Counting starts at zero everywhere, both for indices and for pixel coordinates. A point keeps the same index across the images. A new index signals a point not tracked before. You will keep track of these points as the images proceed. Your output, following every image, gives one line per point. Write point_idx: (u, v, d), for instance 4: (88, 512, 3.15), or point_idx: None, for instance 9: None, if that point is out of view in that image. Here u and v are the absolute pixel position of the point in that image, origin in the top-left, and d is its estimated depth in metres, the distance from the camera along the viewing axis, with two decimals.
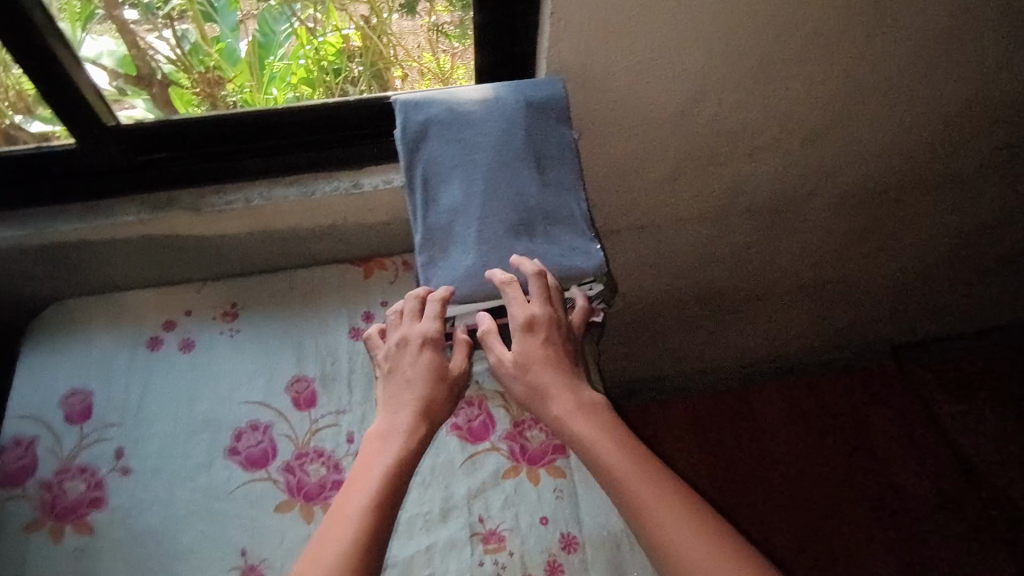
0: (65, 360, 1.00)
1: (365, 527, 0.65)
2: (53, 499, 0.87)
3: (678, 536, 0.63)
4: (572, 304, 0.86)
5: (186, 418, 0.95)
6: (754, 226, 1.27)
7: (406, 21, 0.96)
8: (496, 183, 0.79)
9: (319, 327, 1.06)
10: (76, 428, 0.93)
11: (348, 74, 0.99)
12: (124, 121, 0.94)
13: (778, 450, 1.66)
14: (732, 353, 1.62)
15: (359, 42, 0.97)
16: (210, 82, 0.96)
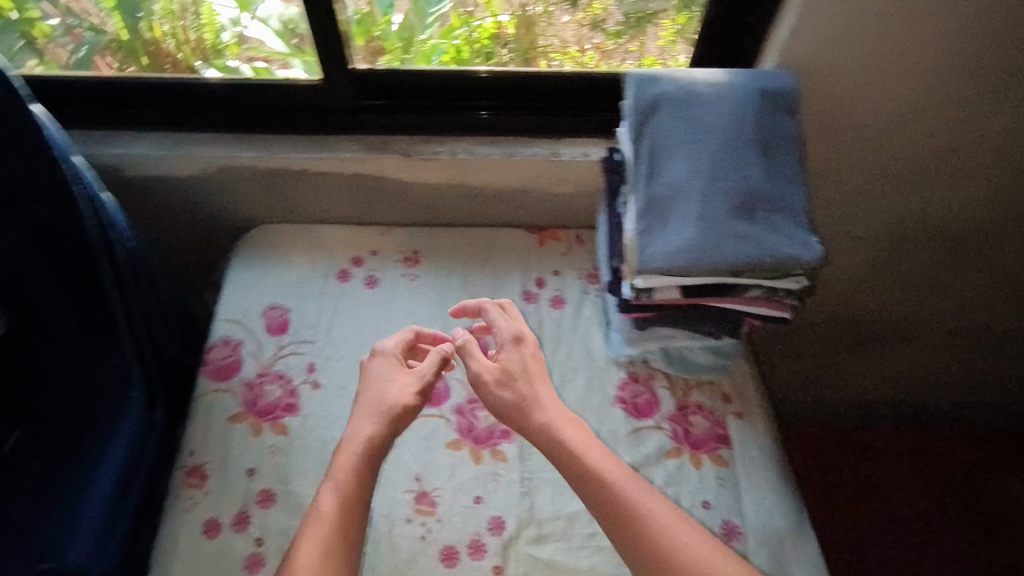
0: (267, 276, 1.08)
1: (344, 516, 0.75)
2: (254, 398, 0.95)
3: (652, 535, 0.73)
4: (771, 300, 0.85)
5: (370, 348, 1.01)
6: (948, 261, 1.16)
7: (565, 14, 0.98)
8: (721, 166, 0.79)
9: (493, 284, 1.09)
10: (275, 339, 1.01)
11: (498, 59, 1.00)
12: (362, 66, 0.97)
13: (894, 493, 1.49)
14: (870, 387, 1.48)
15: (512, 30, 0.99)
16: (370, 52, 0.98)
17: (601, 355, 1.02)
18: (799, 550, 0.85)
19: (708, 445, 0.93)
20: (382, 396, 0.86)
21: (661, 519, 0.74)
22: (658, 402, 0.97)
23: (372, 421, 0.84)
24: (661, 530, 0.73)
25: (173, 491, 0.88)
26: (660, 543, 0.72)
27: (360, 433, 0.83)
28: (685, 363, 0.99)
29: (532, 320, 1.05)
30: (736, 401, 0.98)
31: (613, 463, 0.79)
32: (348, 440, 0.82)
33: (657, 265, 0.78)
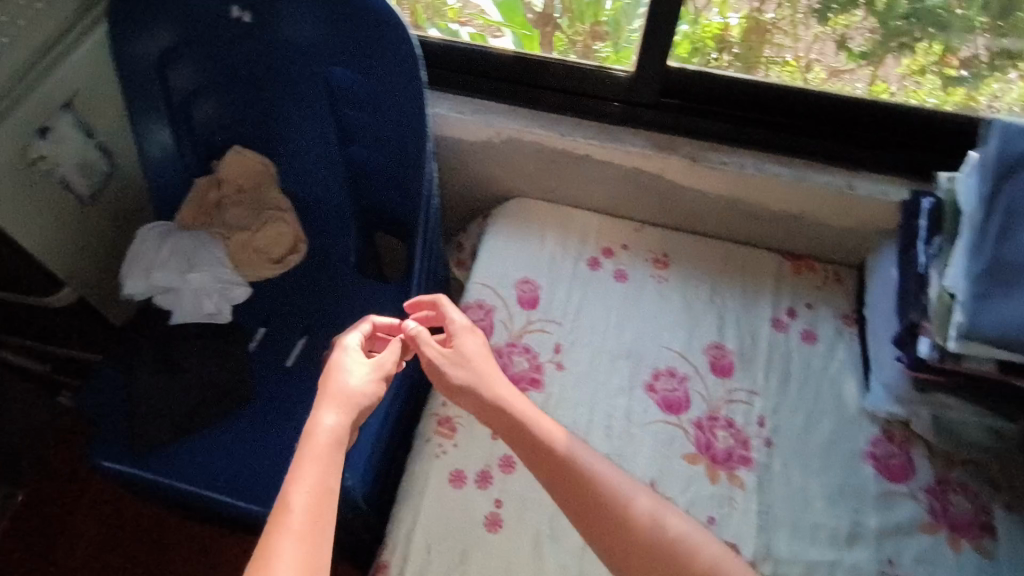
0: (521, 249, 1.11)
1: (313, 517, 0.59)
2: (503, 365, 1.00)
3: (640, 528, 0.68)
4: None
5: (613, 342, 1.03)
6: None
7: (807, 24, 0.94)
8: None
9: (743, 304, 1.05)
10: (524, 312, 1.05)
11: (715, 61, 0.97)
12: (677, 63, 0.96)
13: None
14: None
15: (738, 34, 0.95)
16: (591, 35, 0.99)
17: (854, 406, 0.96)
18: None
19: (970, 531, 0.85)
20: (518, 395, 0.81)
21: (655, 509, 0.69)
22: (914, 469, 0.90)
23: (471, 404, 0.80)
24: (641, 516, 0.69)
25: (424, 435, 0.94)
26: (611, 516, 0.69)
27: (523, 416, 0.78)
28: (955, 437, 0.90)
29: (781, 350, 1.01)
30: (1007, 492, 0.88)
31: (590, 450, 0.75)
32: (542, 442, 0.75)
33: (995, 332, 0.72)
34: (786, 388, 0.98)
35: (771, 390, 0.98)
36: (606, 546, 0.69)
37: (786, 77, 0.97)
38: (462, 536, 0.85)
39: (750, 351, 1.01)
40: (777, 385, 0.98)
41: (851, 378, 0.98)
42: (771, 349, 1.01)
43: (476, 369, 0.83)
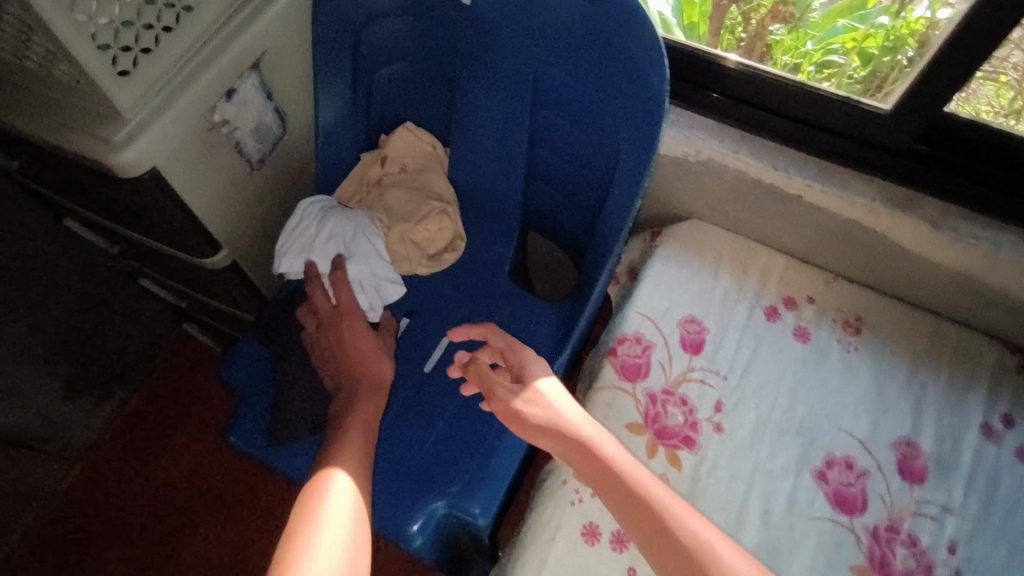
0: (690, 283, 1.00)
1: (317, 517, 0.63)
2: (655, 415, 0.89)
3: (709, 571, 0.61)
4: None
5: (783, 411, 0.90)
6: None
7: None
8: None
9: (947, 397, 0.90)
10: (686, 356, 0.94)
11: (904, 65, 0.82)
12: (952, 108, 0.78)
13: None
14: None
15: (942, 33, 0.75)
16: (772, 14, 0.89)
17: None
18: None
19: None
20: (599, 429, 0.75)
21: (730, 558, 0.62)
22: None
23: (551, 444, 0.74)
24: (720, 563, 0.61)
25: (560, 475, 0.88)
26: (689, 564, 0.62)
27: (604, 452, 0.72)
28: None
29: (988, 463, 0.85)
30: None
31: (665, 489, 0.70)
32: (620, 477, 0.70)
33: None
34: (989, 513, 0.82)
35: (969, 510, 0.83)
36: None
37: (992, 94, 0.77)
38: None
39: (949, 457, 0.86)
40: (976, 506, 0.83)
41: None
42: (976, 460, 0.85)
43: (553, 409, 0.76)
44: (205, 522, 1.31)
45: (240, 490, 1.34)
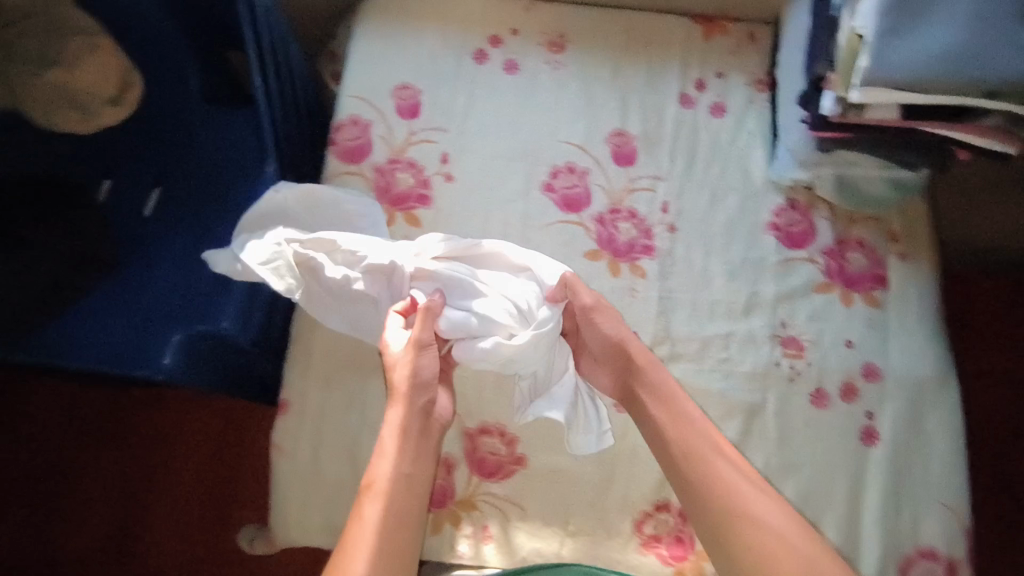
0: (395, 49, 0.96)
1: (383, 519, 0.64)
2: (386, 185, 0.90)
3: (752, 544, 0.66)
4: (983, 143, 0.74)
5: (507, 142, 0.93)
6: None
7: None
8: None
9: (648, 82, 0.95)
10: (405, 122, 0.93)
11: None
12: None
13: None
14: None
15: None
16: None
17: (760, 176, 0.91)
18: (937, 397, 0.84)
19: (862, 285, 0.88)
20: (698, 432, 0.74)
21: (777, 529, 0.66)
22: (815, 233, 0.90)
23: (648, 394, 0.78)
24: (765, 543, 0.66)
25: None
26: (758, 552, 0.66)
27: (684, 428, 0.75)
28: (856, 194, 0.89)
29: (687, 128, 0.94)
30: (902, 241, 0.90)
31: (729, 446, 0.74)
32: (673, 444, 0.75)
33: (898, 77, 0.64)
34: (693, 170, 0.92)
35: (676, 173, 0.92)
36: (715, 561, 0.69)
37: None
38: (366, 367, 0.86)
39: (654, 133, 0.93)
40: (682, 168, 0.92)
41: (759, 146, 0.93)
42: (676, 129, 0.93)
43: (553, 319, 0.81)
44: (81, 462, 1.15)
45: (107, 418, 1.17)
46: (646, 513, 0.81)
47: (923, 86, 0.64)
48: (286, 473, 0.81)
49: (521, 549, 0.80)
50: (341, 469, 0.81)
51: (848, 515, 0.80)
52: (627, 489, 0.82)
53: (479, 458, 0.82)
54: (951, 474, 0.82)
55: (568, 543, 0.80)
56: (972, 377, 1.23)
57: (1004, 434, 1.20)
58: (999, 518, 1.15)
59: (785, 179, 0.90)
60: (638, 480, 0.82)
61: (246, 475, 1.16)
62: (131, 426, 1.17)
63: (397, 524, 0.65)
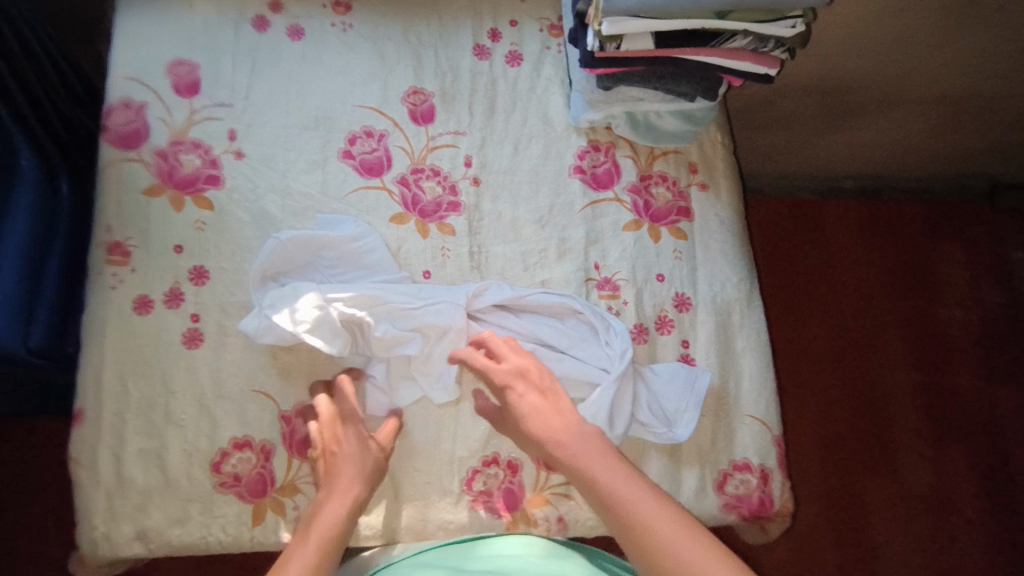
0: (165, 24, 0.89)
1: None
2: (170, 170, 0.85)
3: (664, 563, 0.59)
4: (741, 64, 0.77)
5: (299, 111, 0.89)
6: (958, 47, 1.03)
7: None
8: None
9: (441, 37, 0.94)
10: (185, 101, 0.87)
11: None
12: None
13: (823, 279, 1.44)
14: (832, 158, 1.35)
15: None
16: None
17: (561, 122, 0.91)
18: (745, 318, 0.88)
19: (667, 219, 0.90)
20: (611, 469, 0.66)
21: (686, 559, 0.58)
22: (619, 172, 0.91)
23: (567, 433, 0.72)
24: (672, 554, 0.59)
25: (94, 268, 0.81)
26: (679, 565, 0.58)
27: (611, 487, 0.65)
28: (653, 131, 0.91)
29: (485, 80, 0.92)
30: (702, 170, 0.92)
31: (616, 475, 0.66)
32: (597, 495, 0.65)
33: (632, 5, 0.66)
34: (494, 120, 0.91)
35: (477, 126, 0.90)
36: None
37: None
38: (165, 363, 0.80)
39: (451, 89, 0.92)
40: (482, 120, 0.91)
41: (558, 91, 0.93)
42: (474, 82, 0.92)
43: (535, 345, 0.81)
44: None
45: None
46: (475, 469, 0.79)
47: (656, 10, 0.66)
48: (87, 488, 0.75)
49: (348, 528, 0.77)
50: (150, 477, 0.76)
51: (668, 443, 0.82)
52: (454, 450, 0.80)
53: (299, 439, 0.79)
54: (762, 389, 0.85)
55: (399, 514, 0.78)
56: (779, 314, 1.41)
57: (813, 359, 1.39)
58: (815, 432, 1.35)
59: (583, 121, 0.90)
60: (465, 439, 0.80)
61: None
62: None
63: (342, 534, 0.69)
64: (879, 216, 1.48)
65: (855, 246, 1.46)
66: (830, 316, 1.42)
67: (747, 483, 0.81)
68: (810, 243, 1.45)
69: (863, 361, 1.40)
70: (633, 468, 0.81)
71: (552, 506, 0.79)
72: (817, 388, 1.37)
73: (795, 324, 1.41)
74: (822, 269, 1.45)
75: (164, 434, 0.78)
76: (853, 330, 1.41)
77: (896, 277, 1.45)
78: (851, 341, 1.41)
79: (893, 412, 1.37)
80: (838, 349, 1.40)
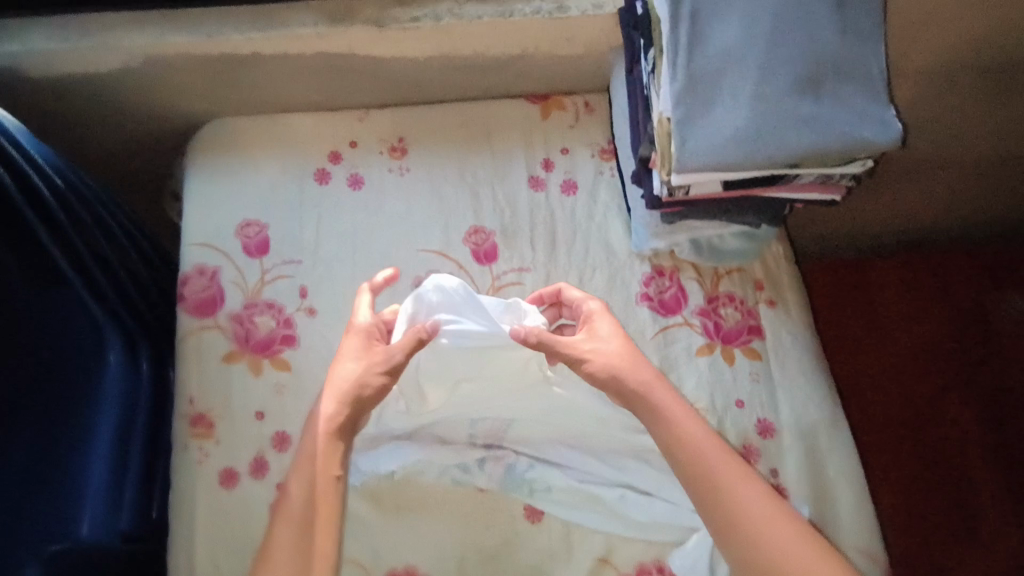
0: (233, 188, 0.92)
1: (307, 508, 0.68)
2: (247, 334, 0.86)
3: (742, 522, 0.68)
4: (809, 194, 0.76)
5: (365, 262, 0.90)
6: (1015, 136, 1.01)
7: None
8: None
9: (496, 172, 0.95)
10: (256, 262, 0.89)
11: None
12: None
13: (888, 339, 1.36)
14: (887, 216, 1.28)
15: None
16: None
17: (623, 249, 0.92)
18: (833, 439, 0.85)
19: (740, 339, 0.89)
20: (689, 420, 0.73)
21: (752, 511, 0.68)
22: (686, 296, 0.91)
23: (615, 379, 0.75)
24: (749, 517, 0.68)
25: (179, 441, 0.82)
26: (757, 521, 0.68)
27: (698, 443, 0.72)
28: (716, 252, 0.91)
29: (543, 213, 0.93)
30: (767, 287, 0.92)
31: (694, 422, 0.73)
32: (687, 449, 0.71)
33: (710, 164, 0.65)
34: (556, 252, 0.92)
35: (540, 261, 0.91)
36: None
37: None
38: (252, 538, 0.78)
39: (511, 225, 0.93)
40: (544, 254, 0.91)
41: (616, 217, 0.93)
42: (532, 215, 0.93)
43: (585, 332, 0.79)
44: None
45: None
46: None
47: (734, 168, 0.65)
48: None
49: None
50: None
51: None
52: None
53: None
54: (860, 514, 0.82)
55: None
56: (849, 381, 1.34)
57: (891, 429, 1.31)
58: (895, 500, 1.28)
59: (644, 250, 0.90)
60: None
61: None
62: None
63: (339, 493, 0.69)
64: (963, 272, 1.36)
65: (930, 304, 1.36)
66: (905, 383, 1.33)
67: None
68: (880, 304, 1.37)
69: (950, 433, 1.30)
70: None
71: None
72: (896, 455, 1.29)
73: (863, 389, 1.34)
74: (892, 332, 1.36)
75: None
76: (931, 394, 1.32)
77: (982, 336, 1.34)
78: (933, 408, 1.31)
79: (986, 487, 1.27)
80: (912, 412, 1.31)
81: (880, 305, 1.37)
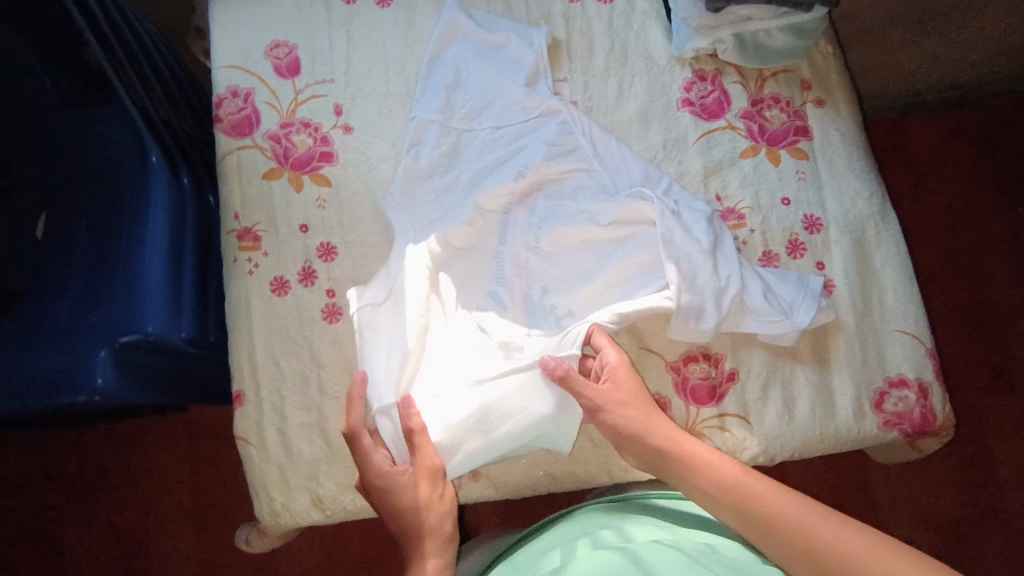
0: (262, 8, 0.90)
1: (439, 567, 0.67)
2: (285, 151, 0.86)
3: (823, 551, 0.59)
4: None
5: (401, 79, 0.89)
6: None
7: None
8: None
9: None
10: (288, 82, 0.88)
11: None
12: None
13: (957, 204, 1.35)
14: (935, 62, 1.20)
15: None
16: None
17: (663, 55, 0.90)
18: (880, 233, 0.85)
19: (786, 140, 0.87)
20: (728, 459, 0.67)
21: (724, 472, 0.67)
22: (729, 100, 0.88)
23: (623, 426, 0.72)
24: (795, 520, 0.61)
25: (229, 254, 0.84)
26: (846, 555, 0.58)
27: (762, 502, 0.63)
28: (760, 52, 0.88)
29: (577, 22, 0.91)
30: (815, 87, 0.90)
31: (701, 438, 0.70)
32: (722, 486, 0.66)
33: None
34: (591, 60, 0.90)
35: (577, 72, 0.90)
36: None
37: None
38: (297, 332, 0.81)
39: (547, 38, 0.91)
40: (582, 64, 0.90)
41: (655, 25, 0.91)
42: (567, 25, 0.91)
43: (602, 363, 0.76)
44: (59, 502, 1.12)
45: (76, 461, 1.13)
46: None
47: None
48: (260, 464, 0.77)
49: (508, 484, 0.79)
50: (315, 450, 0.78)
51: (814, 362, 0.81)
52: None
53: None
54: (908, 303, 0.83)
55: (553, 459, 0.80)
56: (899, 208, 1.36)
57: (950, 263, 1.32)
58: (958, 347, 1.28)
59: (684, 51, 0.88)
60: None
61: (238, 484, 1.14)
62: (112, 460, 1.13)
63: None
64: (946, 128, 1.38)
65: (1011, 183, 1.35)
66: (931, 191, 1.35)
67: (906, 399, 0.80)
68: (936, 130, 1.38)
69: (975, 226, 1.34)
70: (783, 386, 0.80)
71: (708, 439, 0.79)
72: (952, 340, 1.28)
73: (946, 264, 1.32)
74: (934, 131, 1.38)
75: (322, 408, 0.79)
76: (991, 245, 1.33)
77: None
78: (964, 239, 1.33)
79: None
80: (942, 277, 1.32)
81: (923, 123, 1.38)
